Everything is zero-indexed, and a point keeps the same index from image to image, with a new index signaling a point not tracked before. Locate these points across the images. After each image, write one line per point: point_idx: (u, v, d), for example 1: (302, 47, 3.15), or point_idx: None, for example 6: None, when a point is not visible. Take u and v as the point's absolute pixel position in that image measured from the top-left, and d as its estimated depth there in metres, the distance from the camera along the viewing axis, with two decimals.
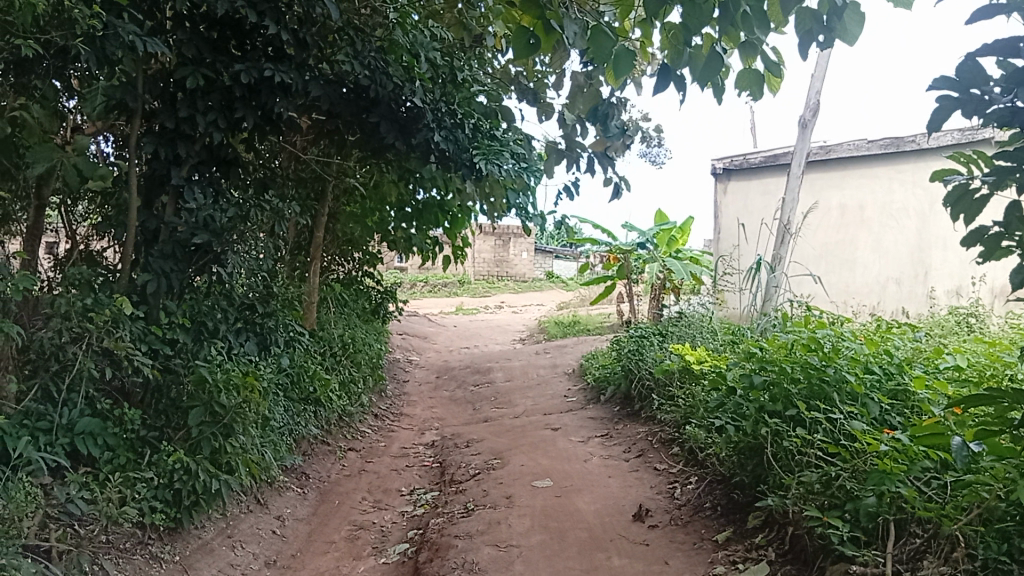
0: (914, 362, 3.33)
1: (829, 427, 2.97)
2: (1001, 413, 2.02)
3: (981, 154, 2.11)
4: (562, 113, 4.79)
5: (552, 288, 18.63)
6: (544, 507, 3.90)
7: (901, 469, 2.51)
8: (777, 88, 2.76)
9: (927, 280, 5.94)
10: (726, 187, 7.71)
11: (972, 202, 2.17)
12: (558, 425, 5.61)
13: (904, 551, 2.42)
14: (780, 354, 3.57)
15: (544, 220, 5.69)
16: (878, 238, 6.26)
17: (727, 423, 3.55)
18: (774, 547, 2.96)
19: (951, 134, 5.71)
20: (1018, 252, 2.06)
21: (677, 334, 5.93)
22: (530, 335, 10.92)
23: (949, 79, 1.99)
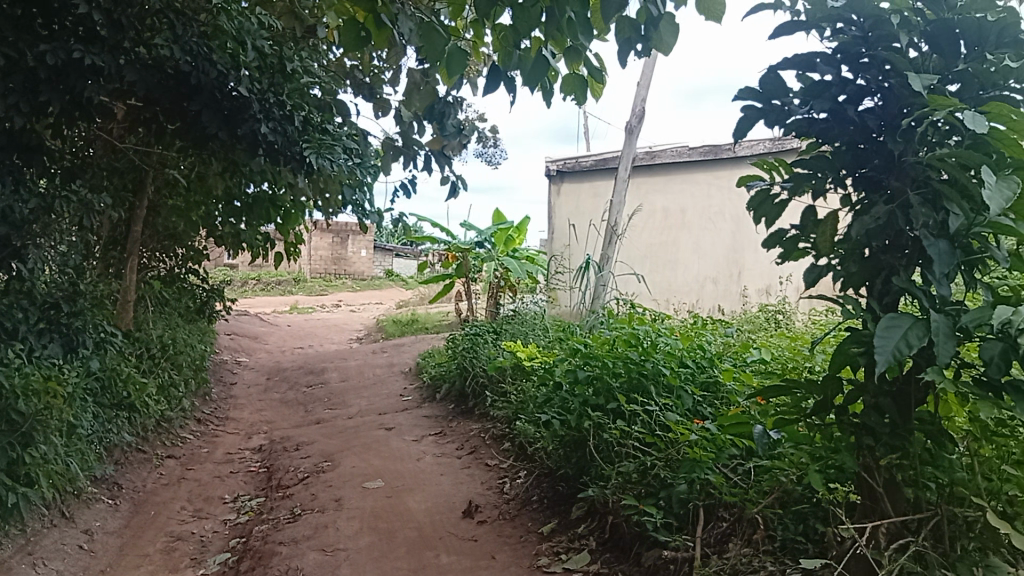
0: (724, 356, 3.54)
1: (646, 419, 3.11)
2: (796, 403, 2.18)
3: (782, 162, 2.26)
4: (398, 110, 4.73)
5: (390, 286, 18.43)
6: (373, 508, 3.84)
7: (709, 457, 2.67)
8: (599, 94, 2.86)
9: (740, 279, 6.43)
10: (559, 189, 7.92)
11: (772, 207, 2.32)
12: (391, 425, 5.55)
13: (711, 535, 2.55)
14: (603, 350, 3.70)
15: (380, 217, 5.61)
16: (697, 240, 6.67)
17: (553, 417, 3.64)
18: (595, 535, 3.07)
19: (762, 144, 6.15)
20: (812, 253, 2.22)
21: (511, 332, 6.01)
22: (366, 335, 10.76)
23: (754, 91, 2.12)
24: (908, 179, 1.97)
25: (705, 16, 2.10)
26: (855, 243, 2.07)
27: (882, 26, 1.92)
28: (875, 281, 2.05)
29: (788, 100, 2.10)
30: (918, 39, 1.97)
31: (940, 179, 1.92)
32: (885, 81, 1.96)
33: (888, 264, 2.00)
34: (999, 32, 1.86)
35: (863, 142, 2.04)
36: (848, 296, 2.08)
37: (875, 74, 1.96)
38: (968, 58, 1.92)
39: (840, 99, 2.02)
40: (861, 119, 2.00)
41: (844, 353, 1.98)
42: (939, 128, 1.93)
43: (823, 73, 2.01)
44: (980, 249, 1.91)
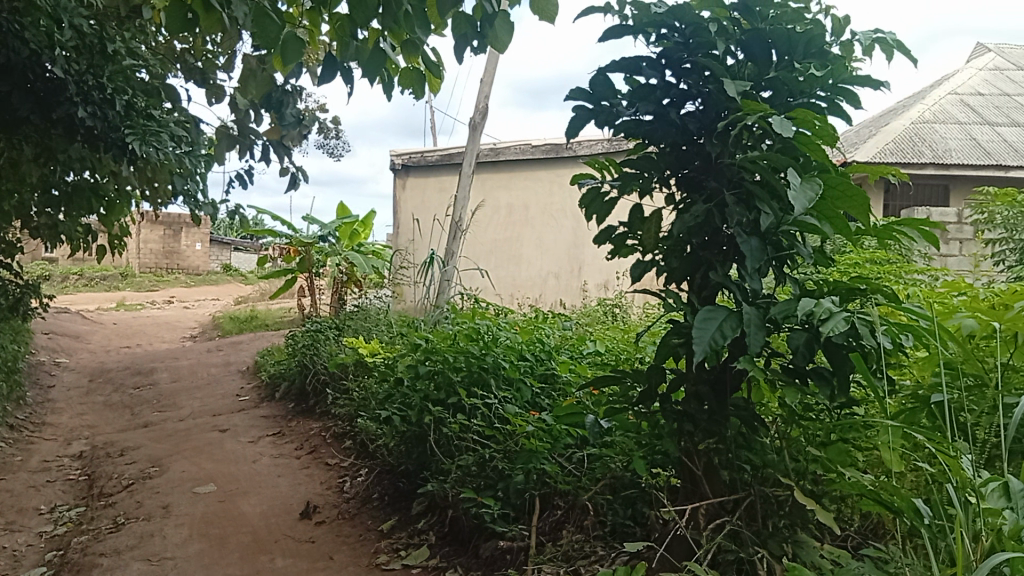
0: (562, 348, 3.61)
1: (485, 412, 3.14)
2: (625, 393, 2.24)
3: (611, 161, 2.33)
4: (233, 97, 4.51)
5: (228, 282, 17.65)
6: (205, 514, 3.67)
7: (545, 447, 2.72)
8: (438, 89, 2.86)
9: (580, 274, 6.67)
10: (404, 183, 7.87)
11: (602, 205, 2.40)
12: (226, 427, 5.31)
13: (546, 523, 2.62)
14: (444, 344, 3.69)
15: (214, 209, 5.35)
16: (540, 236, 6.82)
17: (393, 413, 3.58)
18: (435, 530, 3.10)
19: (600, 144, 6.37)
20: (639, 249, 2.31)
21: (352, 328, 5.91)
22: (201, 332, 10.26)
23: (584, 91, 2.19)
24: (725, 179, 2.08)
25: (538, 16, 2.14)
26: (677, 240, 2.16)
27: (701, 33, 2.03)
28: (695, 275, 2.16)
29: (616, 101, 2.18)
30: (735, 46, 2.08)
31: (754, 180, 2.03)
32: (704, 86, 2.07)
33: (706, 260, 2.11)
34: (806, 41, 2.00)
35: (685, 144, 2.14)
36: (671, 290, 2.18)
37: (696, 79, 2.07)
38: (778, 66, 2.05)
39: (664, 102, 2.11)
40: (683, 122, 2.10)
41: (666, 345, 2.08)
42: (753, 132, 2.05)
43: (648, 77, 2.10)
44: (787, 246, 2.05)
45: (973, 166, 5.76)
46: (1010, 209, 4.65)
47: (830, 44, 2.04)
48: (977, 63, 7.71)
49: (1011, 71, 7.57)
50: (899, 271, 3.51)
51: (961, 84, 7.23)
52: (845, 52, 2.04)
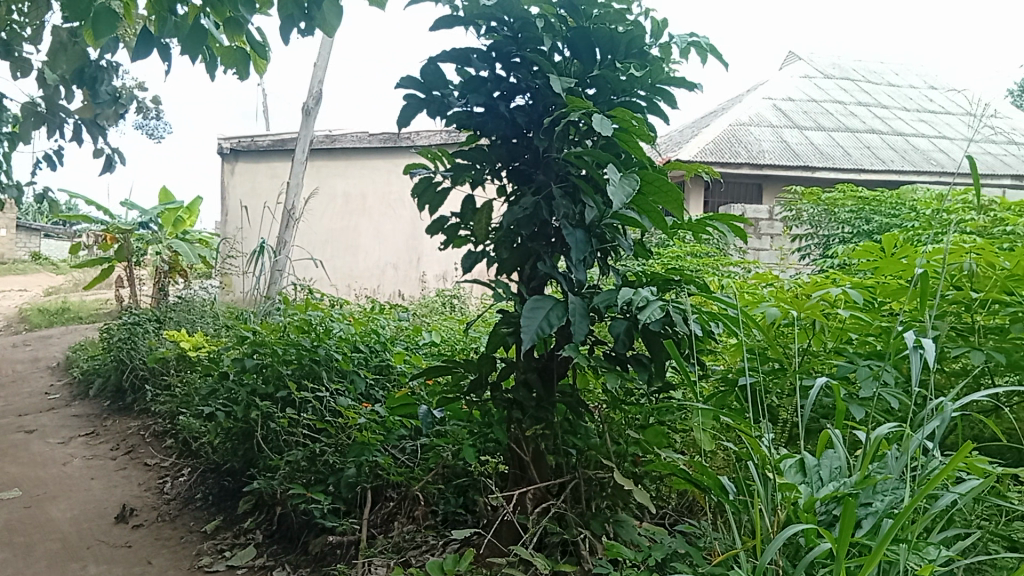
0: (397, 339, 3.55)
1: (316, 405, 3.06)
2: (456, 382, 2.23)
3: (443, 151, 2.33)
4: (41, 71, 4.14)
5: (36, 271, 16.23)
6: (7, 522, 3.37)
7: (377, 439, 2.64)
8: (263, 70, 2.76)
9: (419, 265, 6.63)
10: (233, 168, 7.54)
11: (434, 194, 2.39)
12: (33, 428, 4.89)
13: (378, 515, 2.61)
14: (273, 337, 3.53)
15: (19, 191, 4.89)
16: (378, 226, 6.73)
17: (218, 409, 3.40)
18: (262, 528, 3.00)
19: (438, 135, 6.36)
20: (471, 240, 2.30)
21: (175, 320, 5.59)
22: (5, 326, 9.38)
23: (415, 80, 2.18)
24: (553, 173, 2.13)
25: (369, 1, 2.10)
26: (506, 232, 2.19)
27: (528, 28, 2.07)
28: (524, 267, 2.19)
29: (447, 92, 2.18)
30: (561, 43, 2.13)
31: (578, 174, 2.11)
32: (533, 81, 2.10)
33: (534, 251, 2.14)
34: (627, 42, 2.08)
35: (516, 137, 2.18)
36: (501, 281, 2.21)
37: (524, 74, 2.10)
38: (602, 64, 2.12)
39: (495, 94, 2.14)
40: (513, 115, 2.13)
41: (496, 334, 2.10)
42: (578, 128, 2.11)
43: (479, 69, 2.12)
44: (610, 238, 2.13)
45: (783, 166, 6.22)
46: (815, 206, 5.14)
47: (650, 45, 2.13)
48: (789, 72, 8.30)
49: (818, 79, 8.22)
50: (717, 264, 3.74)
51: (774, 90, 7.77)
52: (663, 54, 2.14)
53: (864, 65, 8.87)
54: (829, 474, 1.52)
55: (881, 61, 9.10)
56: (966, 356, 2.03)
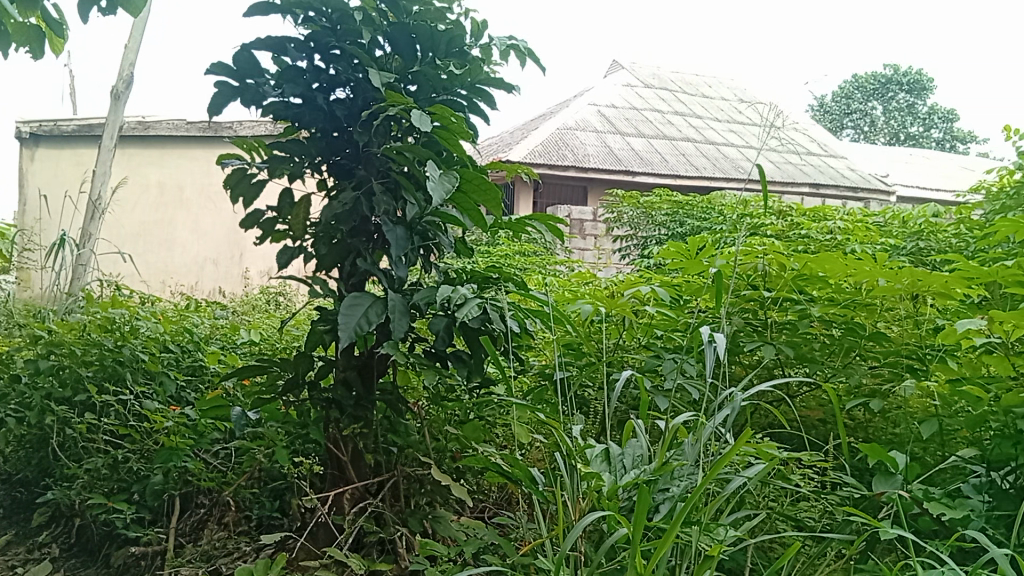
0: (212, 338, 3.39)
1: (119, 409, 2.86)
2: (271, 383, 2.13)
3: (259, 143, 2.23)
4: None
5: None
6: None
7: (188, 444, 2.50)
8: (60, 49, 2.56)
9: (242, 262, 6.42)
10: (33, 154, 6.94)
11: (249, 187, 2.29)
12: None
13: (188, 523, 2.50)
14: (69, 335, 3.23)
15: None
16: (196, 220, 6.41)
17: (7, 415, 3.10)
18: (59, 542, 2.78)
19: (261, 126, 6.13)
20: (287, 234, 2.21)
21: None
22: None
23: (227, 67, 2.08)
24: (373, 168, 2.10)
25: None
26: (325, 227, 2.12)
27: (347, 20, 2.02)
28: (343, 263, 2.13)
29: (262, 81, 2.10)
30: (382, 38, 2.10)
31: (399, 170, 2.09)
32: (353, 74, 2.07)
33: (354, 247, 2.09)
34: (447, 41, 2.08)
35: (336, 130, 2.13)
36: (319, 278, 2.14)
37: (344, 66, 2.06)
38: (422, 61, 2.11)
39: (313, 86, 2.08)
40: (332, 108, 2.08)
41: (312, 332, 2.04)
42: (399, 124, 2.09)
43: (295, 59, 2.05)
44: (432, 236, 2.11)
45: (606, 170, 6.47)
46: (634, 209, 5.36)
47: (470, 45, 2.14)
48: (613, 80, 8.66)
49: (640, 88, 8.61)
50: (543, 263, 3.83)
51: (599, 97, 8.08)
52: (484, 55, 2.16)
53: (681, 76, 9.40)
54: (632, 462, 1.59)
55: (697, 72, 9.67)
56: (758, 350, 2.19)
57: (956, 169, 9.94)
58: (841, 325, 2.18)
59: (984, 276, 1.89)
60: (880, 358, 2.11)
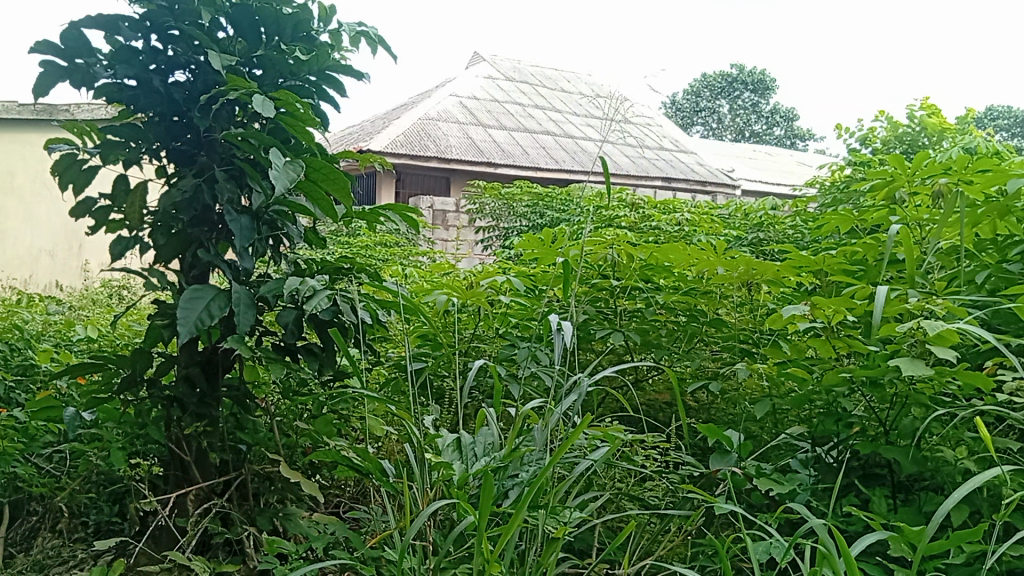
0: (45, 335, 3.16)
1: None
2: (107, 381, 2.01)
3: (91, 127, 2.09)
4: None
5: None
6: None
7: (17, 448, 2.33)
8: None
9: (81, 253, 6.07)
10: None
11: (80, 173, 2.14)
12: None
13: (17, 533, 2.31)
14: None
15: None
16: (29, 208, 5.96)
17: None
18: None
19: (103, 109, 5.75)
20: (123, 224, 2.09)
21: None
22: None
23: (53, 45, 1.94)
24: (216, 155, 2.01)
25: None
26: (164, 217, 2.02)
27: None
28: (185, 253, 2.04)
29: (94, 61, 1.97)
30: (224, 20, 2.02)
31: (243, 158, 2.01)
32: (194, 56, 1.98)
33: (196, 237, 2.00)
34: (293, 24, 2.03)
35: (176, 115, 2.03)
36: (158, 270, 2.03)
37: (184, 48, 1.96)
38: (267, 45, 2.04)
39: (149, 67, 1.97)
40: (170, 91, 1.98)
41: (151, 327, 1.94)
42: (244, 109, 2.02)
43: (130, 38, 1.94)
44: (279, 225, 2.05)
45: (468, 162, 6.48)
46: (496, 200, 5.40)
47: (318, 30, 2.09)
48: (475, 71, 8.69)
49: (501, 81, 8.69)
50: (403, 255, 3.80)
51: (460, 88, 8.09)
52: (333, 41, 2.12)
53: (541, 70, 9.54)
54: (483, 450, 1.59)
55: (557, 67, 9.84)
56: (609, 337, 2.26)
57: (795, 165, 10.60)
58: (684, 312, 2.28)
59: (810, 265, 2.01)
60: (720, 342, 2.22)
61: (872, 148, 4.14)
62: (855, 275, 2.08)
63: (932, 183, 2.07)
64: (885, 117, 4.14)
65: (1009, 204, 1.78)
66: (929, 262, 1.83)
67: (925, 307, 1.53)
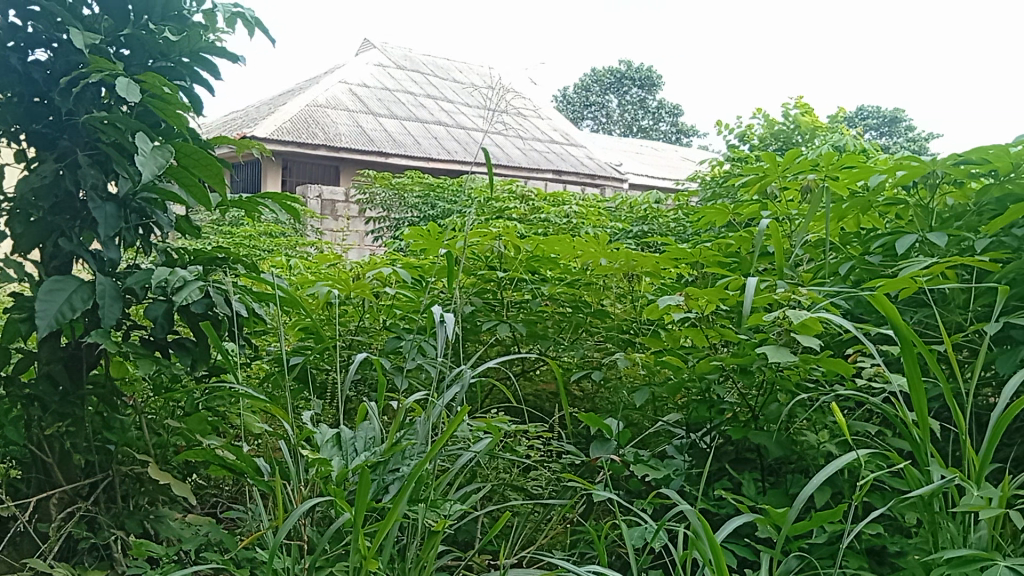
0: None
1: None
2: None
3: None
4: None
5: None
6: None
7: None
8: None
9: None
10: None
11: None
12: None
13: None
14: None
15: None
16: None
17: None
18: None
19: None
20: None
21: None
22: None
23: None
24: (80, 139, 1.90)
25: None
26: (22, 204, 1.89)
27: None
28: (45, 243, 1.92)
29: None
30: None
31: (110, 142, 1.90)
32: (55, 34, 1.86)
33: (57, 226, 1.88)
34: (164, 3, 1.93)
35: (36, 96, 1.90)
36: (15, 260, 1.90)
37: (44, 25, 1.84)
38: (136, 24, 1.94)
39: (5, 44, 1.84)
40: (28, 70, 1.85)
41: (6, 322, 1.81)
42: (111, 91, 1.91)
43: None
44: (149, 214, 1.95)
45: (357, 151, 6.38)
46: (386, 190, 5.34)
47: (190, 10, 2.01)
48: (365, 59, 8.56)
49: (391, 69, 8.59)
50: (289, 245, 3.70)
51: (350, 75, 7.95)
52: (208, 22, 2.03)
53: (433, 59, 9.47)
54: (363, 444, 1.55)
55: (449, 57, 9.80)
56: (494, 328, 2.27)
57: (680, 160, 10.92)
58: (568, 304, 2.31)
59: (688, 257, 2.07)
60: (603, 332, 2.26)
61: (749, 145, 4.31)
62: (730, 267, 2.16)
63: (802, 179, 2.16)
64: (762, 114, 4.31)
65: (870, 199, 1.88)
66: (797, 254, 1.91)
67: (791, 297, 1.60)
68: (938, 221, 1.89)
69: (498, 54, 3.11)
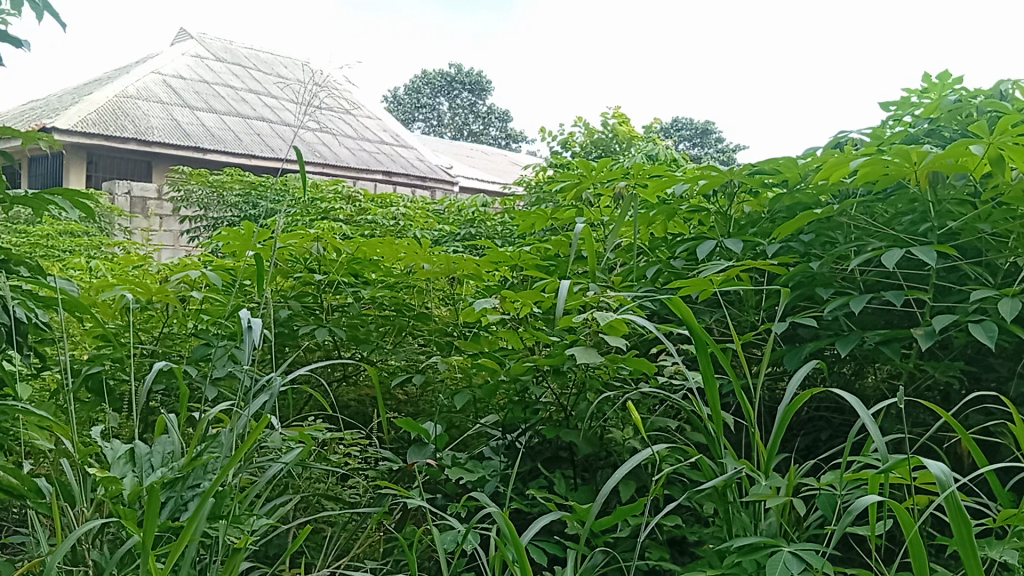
0: None
1: None
2: None
3: None
4: None
5: None
6: None
7: None
8: None
9: None
10: None
11: None
12: None
13: None
14: None
15: None
16: None
17: None
18: None
19: None
20: None
21: None
22: None
23: None
24: None
25: None
26: None
27: None
28: None
29: None
30: None
31: None
32: None
33: None
34: None
35: None
36: None
37: None
38: None
39: None
40: None
41: None
42: None
43: None
44: None
45: (172, 146, 6.05)
46: (203, 188, 5.08)
47: None
48: (180, 49, 8.11)
49: (210, 62, 8.18)
50: (91, 245, 3.44)
51: (164, 66, 7.51)
52: None
53: (255, 53, 9.11)
54: (160, 460, 1.45)
55: (274, 52, 9.46)
56: (313, 333, 2.20)
57: (509, 165, 11.07)
58: (390, 307, 2.28)
59: (507, 261, 2.10)
60: (425, 336, 2.24)
61: (571, 152, 4.43)
62: (548, 271, 2.21)
63: (614, 185, 2.24)
64: (583, 122, 4.44)
65: (675, 206, 1.98)
66: (609, 258, 1.98)
67: (600, 299, 1.65)
68: (736, 228, 2.02)
69: (314, 51, 3.02)
